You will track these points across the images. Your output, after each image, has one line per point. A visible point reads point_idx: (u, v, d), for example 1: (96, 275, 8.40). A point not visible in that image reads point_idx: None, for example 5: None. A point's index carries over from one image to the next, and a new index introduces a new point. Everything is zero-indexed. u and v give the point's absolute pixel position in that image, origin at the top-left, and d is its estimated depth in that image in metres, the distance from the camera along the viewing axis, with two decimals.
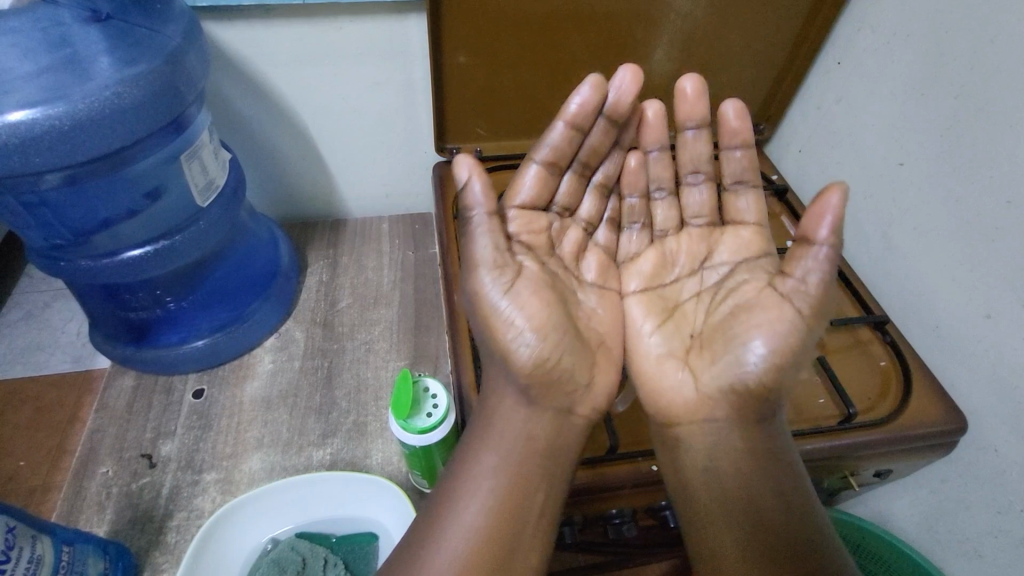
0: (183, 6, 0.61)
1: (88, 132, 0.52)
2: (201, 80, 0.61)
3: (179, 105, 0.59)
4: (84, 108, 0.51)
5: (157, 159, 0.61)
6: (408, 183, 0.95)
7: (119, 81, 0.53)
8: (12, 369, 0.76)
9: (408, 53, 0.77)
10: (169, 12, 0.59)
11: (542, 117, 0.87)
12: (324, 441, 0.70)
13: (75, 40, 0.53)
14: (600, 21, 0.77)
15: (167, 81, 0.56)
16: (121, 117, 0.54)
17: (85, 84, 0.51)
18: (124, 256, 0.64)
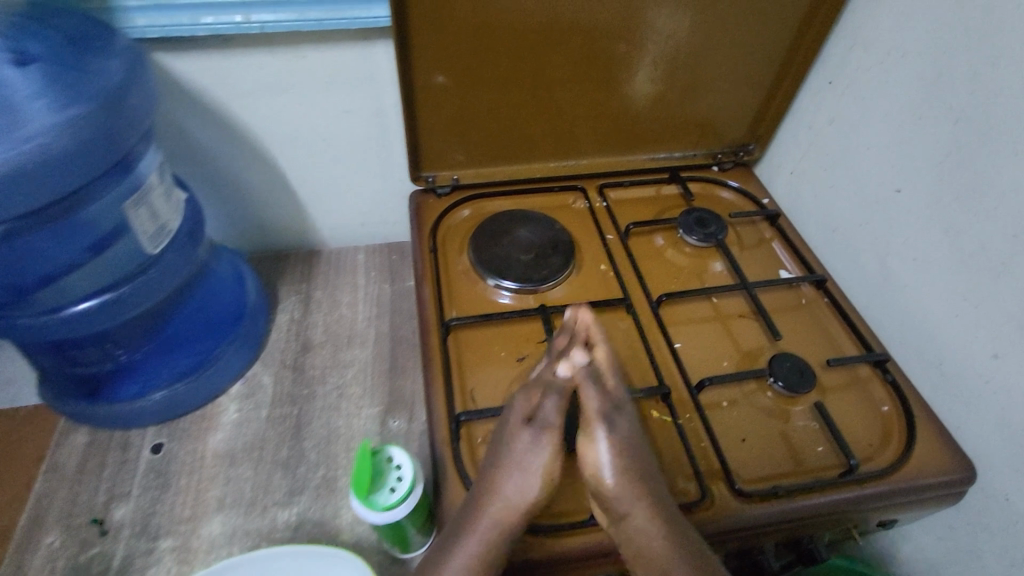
0: (126, 41, 0.57)
1: (16, 189, 0.47)
2: (145, 119, 0.57)
3: (118, 148, 0.54)
4: (8, 163, 0.46)
5: (101, 206, 0.56)
6: (383, 211, 0.90)
7: (49, 132, 0.48)
8: None
9: (377, 81, 0.73)
10: (110, 47, 0.55)
11: (522, 143, 0.82)
12: (290, 499, 0.65)
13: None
14: (580, 43, 0.73)
15: (105, 125, 0.52)
16: (53, 169, 0.49)
17: (11, 134, 0.46)
18: (71, 311, 0.60)
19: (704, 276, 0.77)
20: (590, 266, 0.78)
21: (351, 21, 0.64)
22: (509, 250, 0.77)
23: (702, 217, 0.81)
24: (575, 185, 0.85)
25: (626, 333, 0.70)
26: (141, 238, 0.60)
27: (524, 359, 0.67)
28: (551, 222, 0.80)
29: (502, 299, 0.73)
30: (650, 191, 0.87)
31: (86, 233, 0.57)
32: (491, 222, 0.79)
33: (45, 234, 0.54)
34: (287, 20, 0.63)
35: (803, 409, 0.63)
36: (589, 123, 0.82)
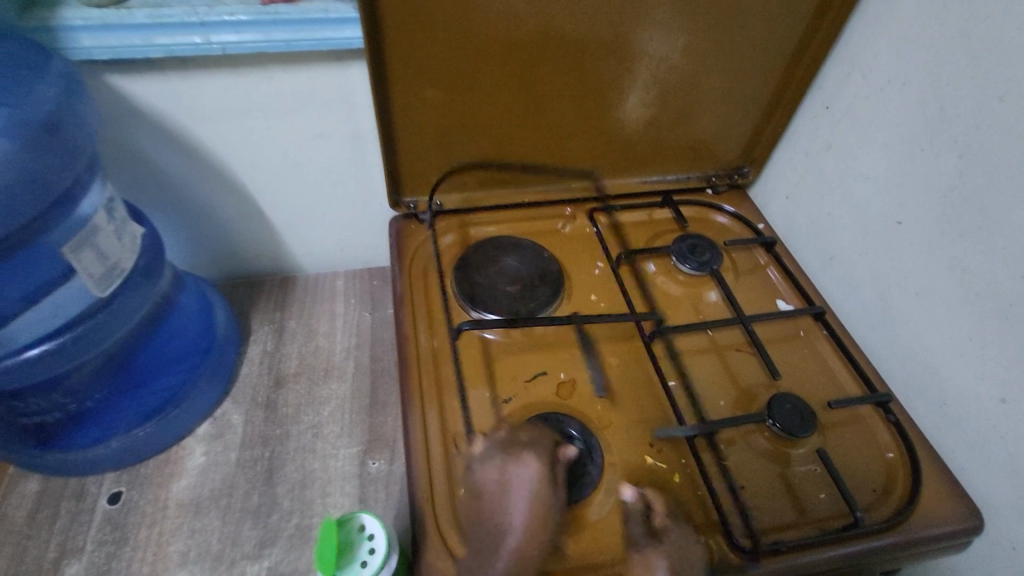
0: (64, 64, 0.53)
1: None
2: (85, 150, 0.54)
3: (51, 184, 0.51)
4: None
5: (53, 241, 0.55)
6: (364, 236, 0.86)
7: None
8: None
9: (352, 105, 0.69)
10: (44, 65, 0.52)
11: (510, 167, 0.78)
12: (260, 552, 0.61)
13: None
14: (570, 66, 0.69)
15: (35, 161, 0.49)
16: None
17: None
18: (19, 357, 0.57)
19: (699, 307, 0.74)
20: (580, 296, 0.74)
21: (322, 43, 0.60)
22: (494, 281, 0.73)
23: (696, 244, 0.78)
24: (564, 209, 0.82)
25: (618, 371, 0.66)
26: (88, 281, 0.57)
27: (510, 401, 0.63)
28: (539, 250, 0.76)
29: (487, 333, 0.69)
30: (642, 216, 0.84)
31: (27, 271, 0.55)
32: (477, 249, 0.76)
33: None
34: (251, 41, 0.58)
35: (803, 454, 0.60)
36: (580, 147, 0.78)
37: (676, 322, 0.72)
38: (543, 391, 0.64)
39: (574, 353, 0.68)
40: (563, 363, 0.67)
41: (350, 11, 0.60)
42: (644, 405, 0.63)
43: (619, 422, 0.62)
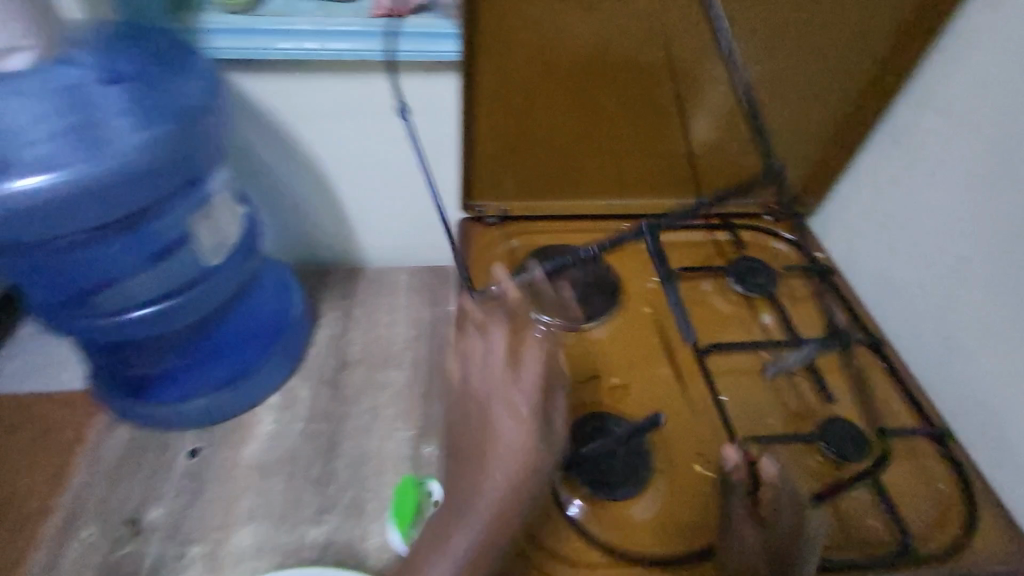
0: (207, 63, 0.61)
1: (102, 197, 0.52)
2: (215, 141, 0.61)
3: (190, 169, 0.59)
4: (92, 175, 0.50)
5: (175, 213, 0.62)
6: (431, 236, 0.92)
7: (129, 149, 0.52)
8: None
9: (435, 114, 0.75)
10: (192, 65, 0.59)
11: (575, 181, 0.83)
12: (319, 518, 0.65)
13: (84, 102, 0.52)
14: (641, 88, 0.74)
15: (183, 147, 0.56)
16: (118, 187, 0.53)
17: (101, 148, 0.51)
18: (131, 315, 0.64)
19: (752, 328, 0.75)
20: (635, 307, 0.76)
21: (420, 55, 0.66)
22: (554, 286, 0.76)
23: (753, 267, 0.80)
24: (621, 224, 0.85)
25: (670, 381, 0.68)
26: (201, 251, 0.65)
27: (563, 399, 0.66)
28: (597, 260, 0.80)
29: (541, 334, 0.73)
30: (698, 236, 0.85)
31: (153, 241, 0.62)
32: (538, 255, 0.79)
33: (123, 238, 0.59)
34: (359, 50, 0.65)
35: (855, 480, 0.60)
36: (645, 167, 0.82)
37: (728, 340, 0.73)
38: (595, 393, 0.66)
39: (626, 359, 0.70)
40: (616, 369, 0.69)
41: (449, 29, 0.66)
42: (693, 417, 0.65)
43: (668, 430, 0.64)
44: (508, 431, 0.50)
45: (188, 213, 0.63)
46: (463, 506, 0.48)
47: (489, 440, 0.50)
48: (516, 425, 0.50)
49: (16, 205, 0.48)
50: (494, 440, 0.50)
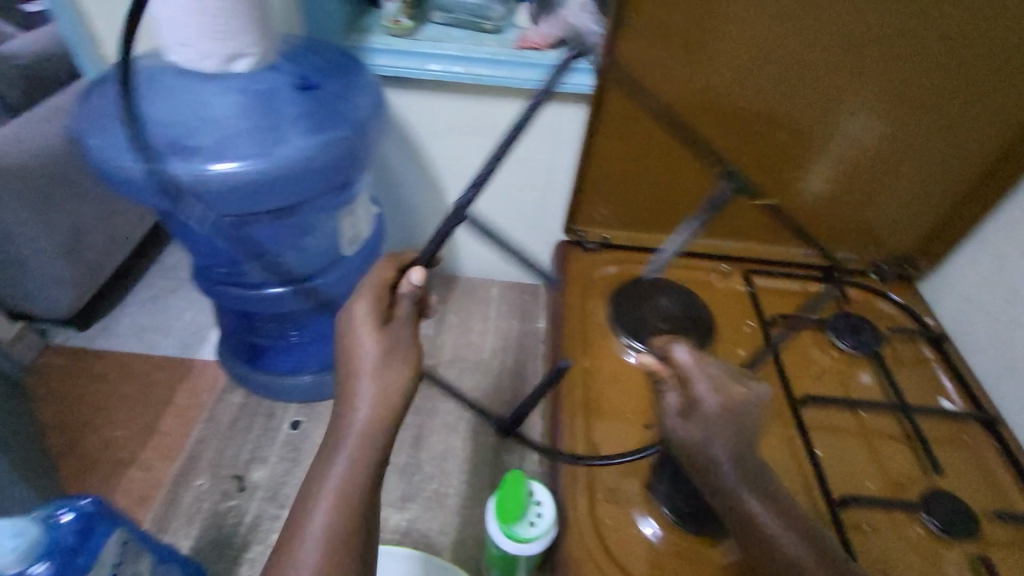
0: (375, 78, 0.64)
1: (268, 188, 0.55)
2: (368, 152, 0.63)
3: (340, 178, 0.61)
4: (269, 169, 0.54)
5: (320, 211, 0.64)
6: (527, 254, 0.96)
7: (297, 154, 0.55)
8: (133, 346, 1.04)
9: (558, 140, 0.80)
10: (363, 80, 0.61)
11: (679, 216, 0.85)
12: (403, 504, 0.69)
13: (271, 107, 0.55)
14: (764, 135, 0.75)
15: (343, 155, 0.58)
16: (286, 182, 0.56)
17: (278, 147, 0.54)
18: (268, 291, 0.68)
19: (848, 385, 0.73)
20: (728, 347, 0.76)
21: (554, 86, 0.72)
22: (648, 316, 0.77)
23: (856, 323, 0.78)
24: (721, 265, 0.86)
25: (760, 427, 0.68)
26: (341, 242, 0.67)
27: (651, 427, 0.67)
28: (692, 297, 0.80)
29: (630, 358, 0.74)
30: (796, 286, 0.84)
31: (297, 237, 0.65)
32: (637, 284, 0.81)
33: (271, 227, 0.62)
34: (500, 75, 0.71)
35: (959, 558, 0.57)
36: (751, 210, 0.84)
37: (826, 393, 0.72)
38: None
39: None
40: None
41: (584, 63, 0.71)
42: (785, 467, 0.64)
43: None
44: (365, 347, 0.44)
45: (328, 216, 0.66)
46: (351, 393, 0.44)
47: (347, 352, 0.45)
48: (378, 341, 0.44)
49: (208, 188, 0.53)
50: (355, 376, 0.44)
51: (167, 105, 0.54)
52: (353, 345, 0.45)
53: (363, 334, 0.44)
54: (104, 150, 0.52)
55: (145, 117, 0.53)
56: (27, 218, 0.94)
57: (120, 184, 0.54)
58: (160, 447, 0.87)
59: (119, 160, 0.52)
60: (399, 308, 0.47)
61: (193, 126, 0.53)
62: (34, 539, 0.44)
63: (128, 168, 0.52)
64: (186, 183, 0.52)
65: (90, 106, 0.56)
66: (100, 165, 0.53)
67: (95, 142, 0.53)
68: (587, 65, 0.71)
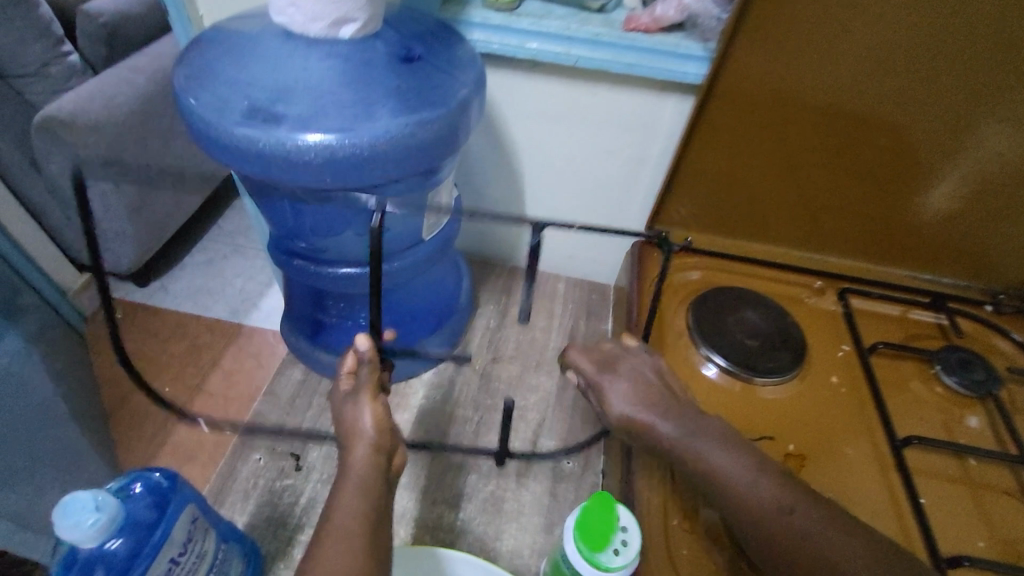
0: (476, 55, 0.59)
1: (359, 167, 0.50)
2: (464, 138, 0.57)
3: (430, 163, 0.54)
4: (363, 146, 0.48)
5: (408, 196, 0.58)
6: (598, 250, 0.92)
7: (393, 132, 0.49)
8: (185, 306, 1.06)
9: (654, 130, 0.74)
10: (465, 59, 0.57)
11: (774, 223, 0.79)
12: (459, 503, 0.67)
13: (371, 78, 0.50)
14: (886, 141, 0.68)
15: (441, 136, 0.52)
16: (377, 161, 0.50)
17: (372, 122, 0.48)
18: (340, 271, 0.63)
19: (953, 427, 0.67)
20: (819, 372, 0.71)
21: (660, 72, 0.66)
22: (732, 332, 0.72)
23: (969, 359, 0.70)
24: (817, 280, 0.79)
25: (853, 466, 0.63)
26: (423, 225, 0.64)
27: None
28: (782, 313, 0.74)
29: (708, 371, 0.70)
30: (895, 310, 0.77)
31: (376, 222, 0.60)
32: (723, 294, 0.76)
33: (351, 206, 0.56)
34: (602, 58, 0.66)
35: None
36: (858, 224, 0.76)
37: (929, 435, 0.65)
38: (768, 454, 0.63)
39: (804, 430, 0.65)
40: (792, 436, 0.65)
41: (697, 51, 0.65)
42: (882, 513, 0.59)
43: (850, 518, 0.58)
44: (367, 426, 0.48)
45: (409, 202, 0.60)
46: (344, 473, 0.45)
47: (352, 433, 0.49)
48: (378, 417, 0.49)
49: (300, 160, 0.48)
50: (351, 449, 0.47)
51: (269, 69, 0.49)
52: (354, 421, 0.49)
53: (357, 411, 0.50)
54: (202, 111, 0.48)
55: (244, 79, 0.49)
56: None
57: (212, 147, 0.50)
58: (212, 404, 0.87)
59: (215, 121, 0.48)
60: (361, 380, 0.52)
61: (289, 92, 0.48)
62: (113, 514, 0.44)
63: (223, 129, 0.48)
64: (279, 151, 0.47)
65: (190, 62, 0.52)
66: (194, 124, 0.49)
67: (192, 101, 0.49)
68: (701, 53, 0.65)
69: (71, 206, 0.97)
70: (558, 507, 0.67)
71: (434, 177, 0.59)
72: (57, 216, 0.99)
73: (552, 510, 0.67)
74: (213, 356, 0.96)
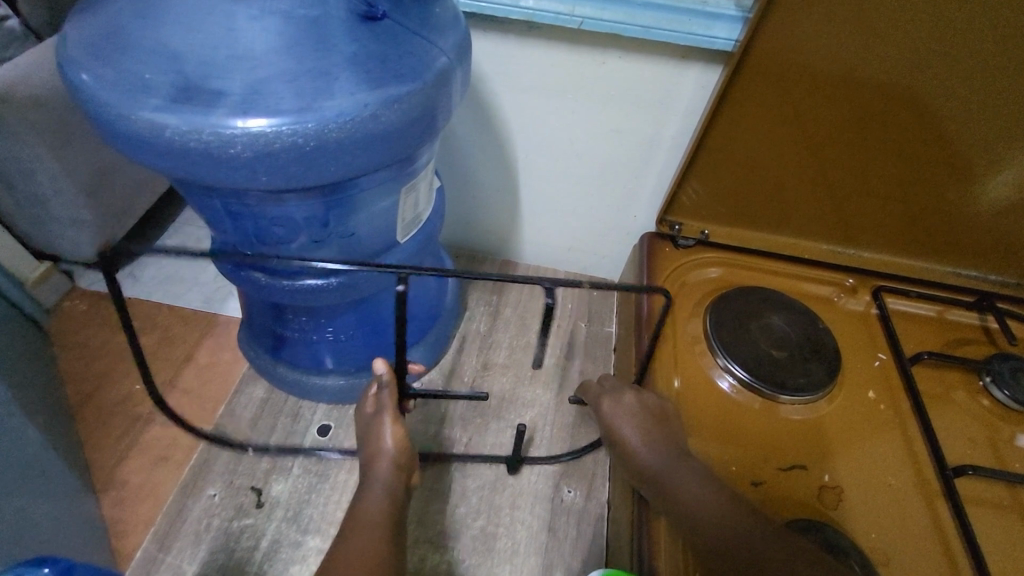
0: (459, 16, 0.48)
1: (307, 161, 0.39)
2: (446, 118, 0.47)
3: (401, 152, 0.44)
4: (314, 135, 0.38)
5: (378, 193, 0.48)
6: (600, 243, 0.83)
7: (349, 115, 0.38)
8: (155, 294, 0.92)
9: (668, 107, 0.64)
10: (444, 19, 0.46)
11: (803, 214, 0.69)
12: (445, 542, 0.59)
13: (320, 40, 0.39)
14: (944, 119, 0.58)
15: (415, 118, 0.42)
16: (334, 153, 0.39)
17: (325, 100, 0.38)
18: (303, 283, 0.54)
19: (1002, 449, 0.58)
20: (854, 386, 0.62)
21: (682, 35, 0.55)
22: (757, 339, 0.62)
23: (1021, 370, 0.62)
24: (846, 278, 0.70)
25: (899, 499, 0.54)
26: (399, 225, 0.54)
27: (760, 485, 0.53)
28: (812, 317, 0.65)
29: (724, 384, 0.60)
30: (931, 311, 0.69)
31: (338, 225, 0.48)
32: (743, 294, 0.66)
33: (307, 206, 0.45)
34: (611, 20, 0.55)
35: None
36: (900, 214, 0.67)
37: (979, 461, 0.57)
38: (800, 488, 0.53)
39: (842, 455, 0.56)
40: (829, 464, 0.55)
41: (729, 9, 0.55)
42: (933, 556, 0.50)
43: (895, 564, 0.49)
44: (387, 448, 0.46)
45: (381, 198, 0.49)
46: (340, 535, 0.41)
47: (371, 457, 0.46)
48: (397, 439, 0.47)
49: (229, 153, 0.37)
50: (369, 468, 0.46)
51: (184, 29, 0.38)
52: (375, 445, 0.47)
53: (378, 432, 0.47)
54: (98, 91, 0.37)
55: (153, 43, 0.37)
56: (45, 156, 0.77)
57: (115, 138, 0.38)
58: (190, 402, 0.78)
59: (116, 104, 0.37)
60: (381, 401, 0.49)
61: (213, 61, 0.37)
62: None
63: (126, 115, 0.37)
64: (199, 144, 0.37)
65: (88, 25, 0.40)
66: (89, 108, 0.38)
67: (85, 78, 0.38)
68: (734, 11, 0.55)
69: (18, 192, 0.81)
70: (558, 544, 0.60)
71: (413, 166, 0.49)
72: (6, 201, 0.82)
73: (550, 549, 0.59)
74: (186, 349, 0.85)
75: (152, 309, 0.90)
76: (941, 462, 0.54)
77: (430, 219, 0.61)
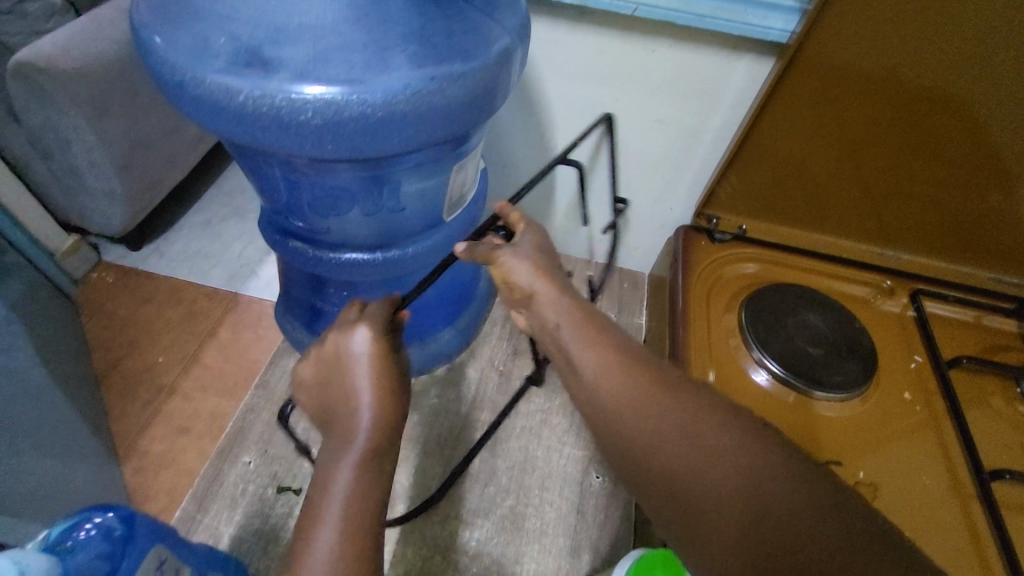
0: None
1: (372, 132, 0.40)
2: (502, 99, 0.47)
3: (459, 129, 0.44)
4: (381, 106, 0.38)
5: (431, 169, 0.48)
6: (635, 234, 0.83)
7: (415, 87, 0.39)
8: (179, 269, 0.94)
9: (716, 98, 0.63)
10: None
11: (842, 211, 0.69)
12: (474, 519, 0.61)
13: (389, 13, 0.39)
14: (1002, 121, 0.56)
15: (476, 95, 0.42)
16: (399, 124, 0.40)
17: (393, 72, 0.38)
18: (349, 255, 0.55)
19: None
20: (889, 386, 0.62)
21: (738, 26, 0.55)
22: (793, 335, 0.62)
23: None
24: (883, 280, 0.70)
25: (931, 499, 0.53)
26: (445, 203, 0.54)
27: None
28: (848, 316, 0.64)
29: (759, 377, 0.60)
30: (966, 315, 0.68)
31: (389, 199, 0.49)
32: (780, 288, 0.66)
33: (363, 179, 0.46)
34: (665, 8, 0.55)
35: None
36: (945, 215, 0.66)
37: (1016, 467, 0.56)
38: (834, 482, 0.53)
39: (874, 452, 0.56)
40: (862, 461, 0.55)
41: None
42: (965, 555, 0.50)
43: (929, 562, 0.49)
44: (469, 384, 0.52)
45: (432, 175, 0.49)
46: None
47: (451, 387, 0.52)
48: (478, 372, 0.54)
49: (298, 120, 0.38)
50: None
51: None
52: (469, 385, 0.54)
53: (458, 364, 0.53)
54: (171, 53, 0.38)
55: (225, 9, 0.38)
56: (83, 126, 0.78)
57: (186, 102, 0.39)
58: (212, 378, 0.79)
59: (188, 67, 0.37)
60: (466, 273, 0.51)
61: (284, 28, 0.37)
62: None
63: (198, 79, 0.37)
64: (270, 109, 0.37)
65: None
66: (159, 71, 0.39)
67: (156, 40, 0.38)
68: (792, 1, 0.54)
69: (55, 161, 0.83)
70: (585, 526, 0.61)
71: (466, 144, 0.49)
72: (42, 170, 0.85)
73: (578, 531, 0.60)
74: (210, 324, 0.86)
75: (180, 284, 0.92)
76: (976, 461, 0.54)
77: (472, 201, 0.62)
